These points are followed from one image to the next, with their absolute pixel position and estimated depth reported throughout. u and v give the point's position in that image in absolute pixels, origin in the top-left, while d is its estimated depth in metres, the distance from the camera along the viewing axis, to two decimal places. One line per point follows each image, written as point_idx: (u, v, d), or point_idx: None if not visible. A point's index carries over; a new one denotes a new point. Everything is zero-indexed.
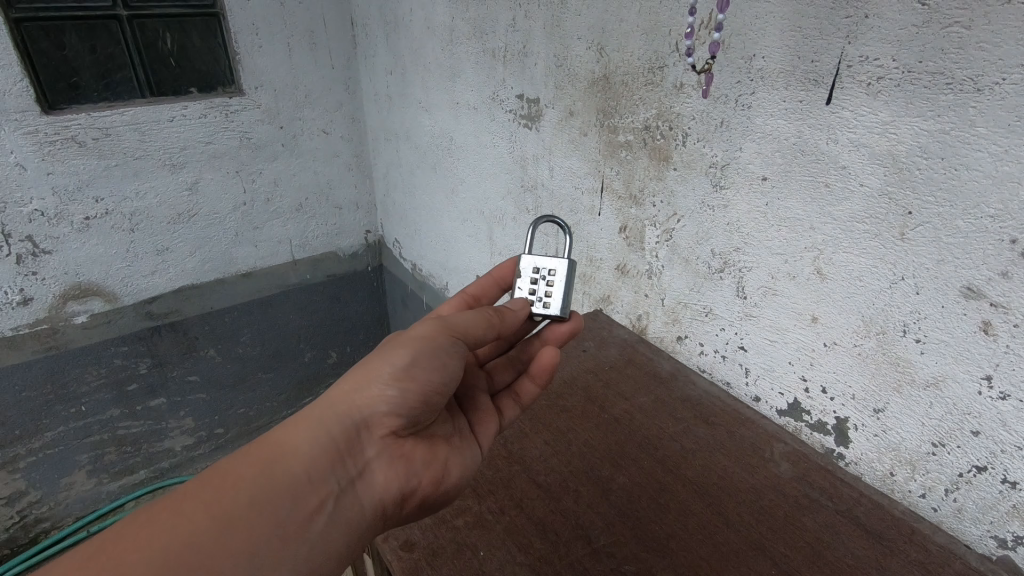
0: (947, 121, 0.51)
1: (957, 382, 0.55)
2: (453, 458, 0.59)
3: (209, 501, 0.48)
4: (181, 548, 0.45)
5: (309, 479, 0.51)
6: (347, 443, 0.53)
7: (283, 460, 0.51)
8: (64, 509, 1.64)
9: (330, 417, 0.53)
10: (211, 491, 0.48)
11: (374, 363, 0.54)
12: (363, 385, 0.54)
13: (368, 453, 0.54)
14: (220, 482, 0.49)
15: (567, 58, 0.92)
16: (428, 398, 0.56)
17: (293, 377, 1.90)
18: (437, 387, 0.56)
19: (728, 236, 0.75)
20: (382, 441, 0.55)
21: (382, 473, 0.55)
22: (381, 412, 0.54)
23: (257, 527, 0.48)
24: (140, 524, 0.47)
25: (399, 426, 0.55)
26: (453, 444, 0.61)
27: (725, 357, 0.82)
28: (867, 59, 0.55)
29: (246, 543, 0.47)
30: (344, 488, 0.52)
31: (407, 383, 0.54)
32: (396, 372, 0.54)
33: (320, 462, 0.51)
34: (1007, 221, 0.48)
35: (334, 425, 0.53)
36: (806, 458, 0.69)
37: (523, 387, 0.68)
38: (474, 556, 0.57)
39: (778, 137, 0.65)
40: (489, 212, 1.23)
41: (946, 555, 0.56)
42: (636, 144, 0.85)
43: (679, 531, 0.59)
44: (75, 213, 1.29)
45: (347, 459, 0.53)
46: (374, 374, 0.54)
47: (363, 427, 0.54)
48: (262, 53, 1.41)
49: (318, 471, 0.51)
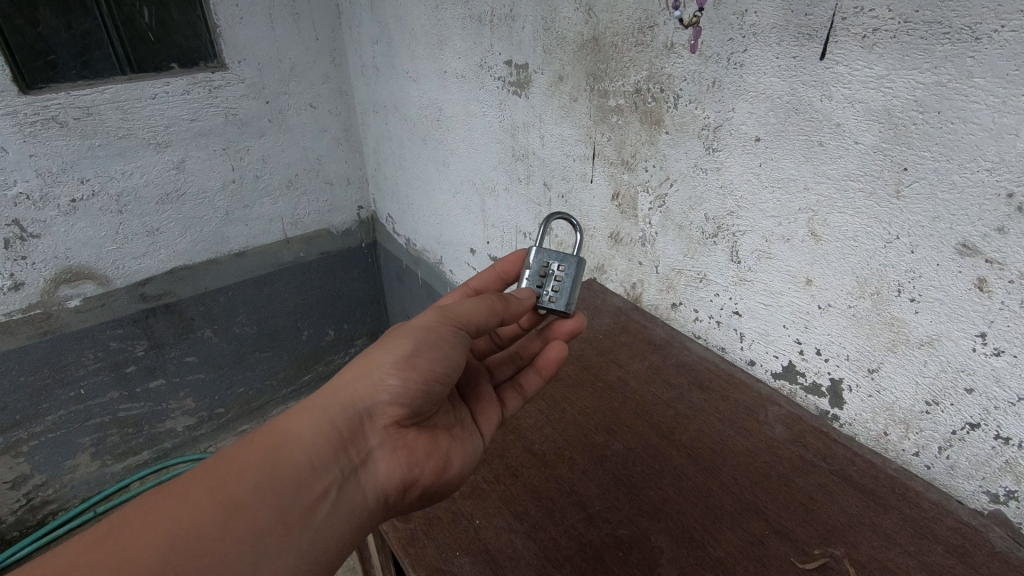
0: (944, 73, 0.47)
1: (951, 341, 0.53)
2: (456, 449, 0.53)
3: (212, 490, 0.43)
4: (183, 540, 0.41)
5: (313, 470, 0.46)
6: (350, 433, 0.49)
7: (286, 449, 0.47)
8: (69, 491, 1.68)
9: (332, 405, 0.49)
10: (216, 478, 0.44)
11: (377, 352, 0.50)
12: (365, 372, 0.50)
13: (371, 443, 0.50)
14: (221, 470, 0.44)
15: (556, 21, 0.85)
16: (431, 387, 0.51)
17: (292, 355, 1.92)
18: (440, 376, 0.51)
19: (721, 200, 0.70)
20: (385, 431, 0.51)
21: (385, 464, 0.50)
22: (385, 401, 0.50)
23: (257, 520, 0.43)
24: (142, 513, 0.42)
25: (404, 416, 0.51)
26: (455, 434, 0.55)
27: (719, 323, 0.76)
28: (862, 10, 0.50)
29: (246, 537, 0.43)
30: (346, 480, 0.48)
31: (409, 372, 0.49)
32: (400, 361, 0.50)
33: (323, 451, 0.47)
34: (1003, 173, 0.45)
35: (337, 413, 0.49)
36: (801, 420, 0.63)
37: (526, 377, 0.61)
38: (470, 525, 0.52)
39: (771, 95, 0.60)
40: (482, 182, 1.19)
41: (938, 511, 0.52)
42: (627, 109, 0.79)
43: (674, 494, 0.54)
44: (61, 196, 1.29)
45: (351, 449, 0.49)
46: (376, 362, 0.50)
47: (366, 417, 0.50)
48: (243, 25, 1.38)
49: (320, 461, 0.47)
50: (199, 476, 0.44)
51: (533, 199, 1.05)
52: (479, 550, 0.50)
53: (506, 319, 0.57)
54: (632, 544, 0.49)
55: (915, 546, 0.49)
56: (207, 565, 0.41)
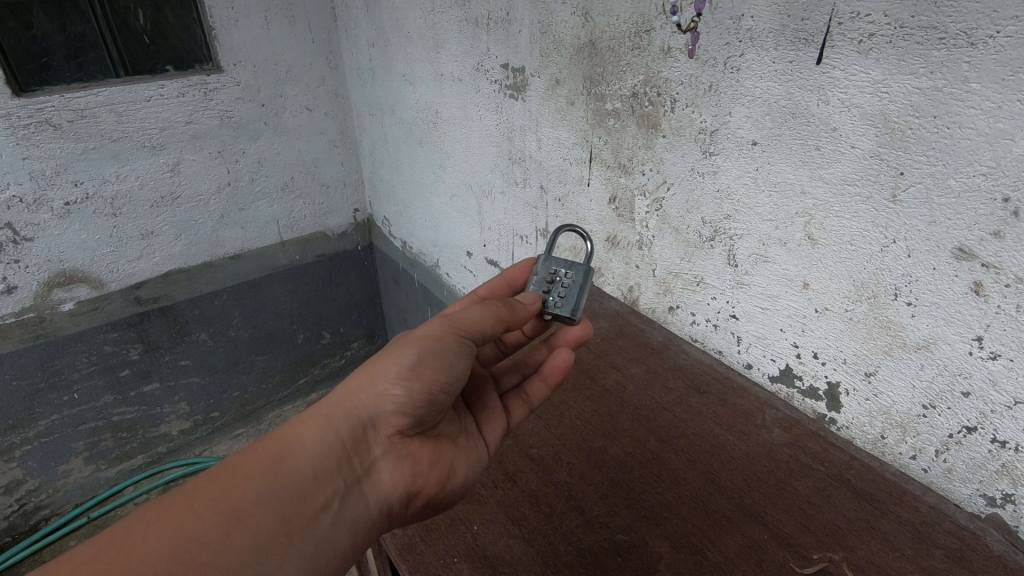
0: (940, 78, 0.47)
1: (948, 345, 0.53)
2: (460, 458, 0.53)
3: (215, 498, 0.43)
4: (185, 548, 0.41)
5: (316, 480, 0.46)
6: (354, 443, 0.49)
7: (289, 458, 0.46)
8: (62, 496, 1.66)
9: (336, 414, 0.49)
10: (220, 485, 0.44)
11: (381, 361, 0.50)
12: (369, 382, 0.49)
13: (374, 452, 0.49)
14: (225, 478, 0.44)
15: (552, 24, 0.85)
16: (435, 397, 0.50)
17: (288, 359, 1.91)
18: (444, 386, 0.51)
19: (717, 204, 0.70)
20: (389, 441, 0.50)
21: (389, 474, 0.49)
22: (389, 411, 0.49)
23: (259, 529, 0.43)
24: (148, 519, 0.43)
25: (408, 426, 0.50)
26: (460, 444, 0.54)
27: (717, 326, 0.76)
28: (859, 15, 0.50)
29: (247, 547, 0.42)
30: (349, 490, 0.47)
31: (413, 381, 0.49)
32: (404, 370, 0.49)
33: (326, 461, 0.47)
34: (999, 178, 0.46)
35: (341, 422, 0.48)
36: (798, 424, 0.63)
37: (531, 385, 0.61)
38: (468, 531, 0.51)
39: (768, 99, 0.60)
40: (479, 185, 1.19)
41: (936, 514, 0.52)
42: (623, 112, 0.79)
43: (672, 499, 0.54)
44: (55, 199, 1.28)
45: (354, 459, 0.48)
46: (380, 371, 0.49)
47: (369, 427, 0.49)
48: (238, 27, 1.37)
49: (323, 471, 0.46)
50: (204, 483, 0.45)
51: (529, 202, 1.05)
52: (478, 556, 0.49)
53: (512, 326, 0.56)
54: (631, 550, 0.49)
55: (913, 550, 0.49)
56: (208, 573, 0.41)
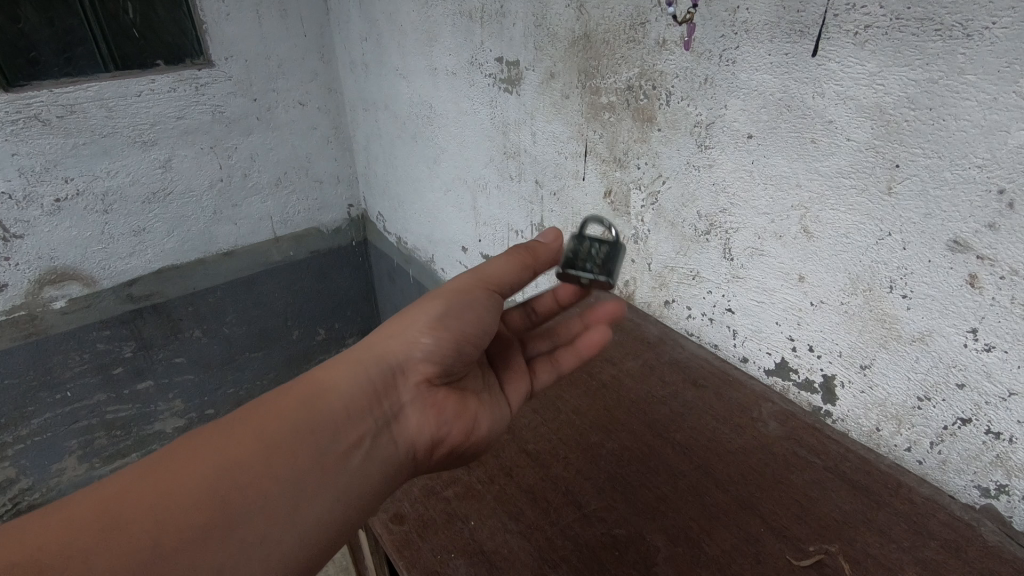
0: (936, 70, 0.47)
1: (943, 337, 0.53)
2: (485, 411, 0.55)
3: (254, 428, 0.44)
4: (225, 472, 0.42)
5: (349, 416, 0.47)
6: (384, 387, 0.50)
7: (324, 397, 0.48)
8: (56, 494, 1.65)
9: (370, 359, 0.51)
10: (257, 416, 0.45)
11: (411, 311, 0.52)
12: (400, 330, 0.51)
13: (403, 398, 0.51)
14: (262, 411, 0.46)
15: (547, 17, 0.84)
16: (463, 348, 0.52)
17: (283, 355, 1.90)
18: (470, 337, 0.52)
19: (713, 197, 0.70)
20: (418, 388, 0.52)
21: (416, 419, 0.51)
22: (418, 358, 0.51)
23: (295, 459, 0.44)
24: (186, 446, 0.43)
25: (436, 373, 0.52)
26: (485, 397, 0.56)
27: (713, 320, 0.76)
28: (855, 6, 0.50)
29: (284, 476, 0.43)
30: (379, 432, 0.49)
31: (442, 330, 0.51)
32: (433, 321, 0.51)
33: (359, 401, 0.48)
34: (994, 170, 0.46)
35: (372, 367, 0.50)
36: (795, 417, 0.63)
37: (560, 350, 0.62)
38: (465, 527, 0.51)
39: (763, 92, 0.60)
40: (473, 180, 1.18)
41: (931, 506, 0.53)
42: (619, 106, 0.78)
43: (669, 493, 0.54)
44: (45, 195, 1.27)
45: (384, 403, 0.50)
46: (410, 321, 0.52)
47: (400, 373, 0.51)
48: (229, 21, 1.36)
49: (357, 410, 0.48)
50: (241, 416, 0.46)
51: (524, 196, 1.05)
52: (475, 551, 0.49)
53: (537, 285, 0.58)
54: (628, 544, 0.49)
55: (909, 542, 0.49)
56: (249, 496, 0.42)
